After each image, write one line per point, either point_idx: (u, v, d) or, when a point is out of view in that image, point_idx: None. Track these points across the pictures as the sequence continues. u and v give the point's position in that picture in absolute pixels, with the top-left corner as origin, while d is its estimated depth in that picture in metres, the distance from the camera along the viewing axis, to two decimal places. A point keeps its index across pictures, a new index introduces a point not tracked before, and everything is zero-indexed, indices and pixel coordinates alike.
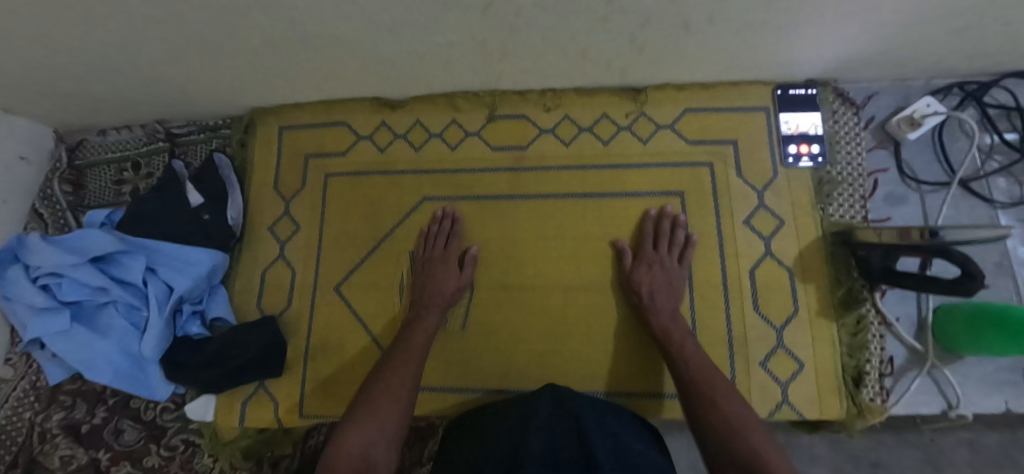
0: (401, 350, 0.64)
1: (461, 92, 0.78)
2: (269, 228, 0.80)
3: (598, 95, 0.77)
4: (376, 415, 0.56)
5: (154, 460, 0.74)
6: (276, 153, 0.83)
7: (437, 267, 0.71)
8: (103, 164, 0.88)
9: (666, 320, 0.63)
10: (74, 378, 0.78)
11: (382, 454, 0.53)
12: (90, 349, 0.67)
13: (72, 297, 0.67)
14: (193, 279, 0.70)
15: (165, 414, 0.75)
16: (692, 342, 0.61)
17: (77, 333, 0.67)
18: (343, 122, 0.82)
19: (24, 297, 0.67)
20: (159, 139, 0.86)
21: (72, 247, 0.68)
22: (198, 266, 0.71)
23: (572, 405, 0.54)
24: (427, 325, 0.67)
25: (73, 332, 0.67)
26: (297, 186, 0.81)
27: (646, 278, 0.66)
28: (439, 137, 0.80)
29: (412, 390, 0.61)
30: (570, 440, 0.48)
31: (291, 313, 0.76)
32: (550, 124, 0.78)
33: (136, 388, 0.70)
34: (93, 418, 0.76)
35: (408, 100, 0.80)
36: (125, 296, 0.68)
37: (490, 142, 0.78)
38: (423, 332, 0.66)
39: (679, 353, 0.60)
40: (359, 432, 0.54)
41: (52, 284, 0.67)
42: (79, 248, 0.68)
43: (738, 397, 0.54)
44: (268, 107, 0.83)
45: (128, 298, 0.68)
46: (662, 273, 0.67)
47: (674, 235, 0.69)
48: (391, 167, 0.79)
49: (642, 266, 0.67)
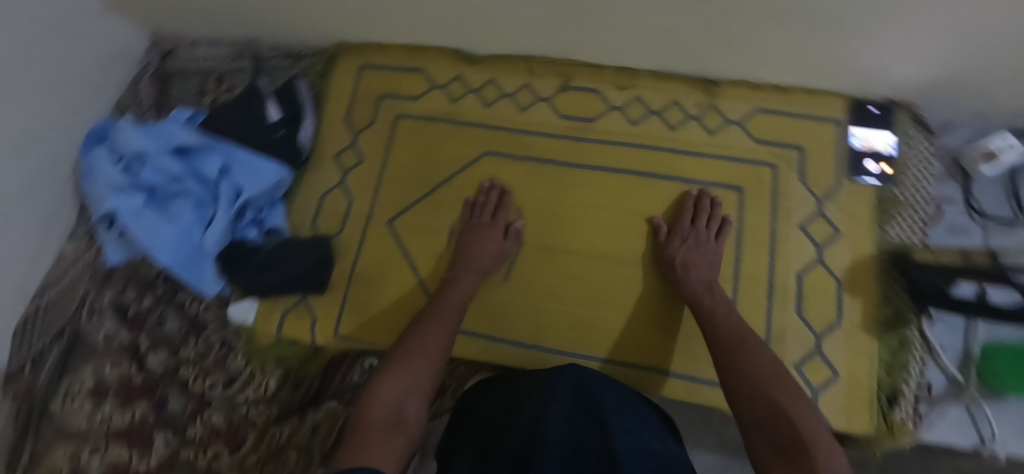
0: (433, 309, 0.62)
1: (539, 58, 0.81)
2: (333, 156, 0.83)
3: (672, 81, 0.78)
4: (410, 370, 0.53)
5: (191, 351, 0.77)
6: (352, 88, 0.86)
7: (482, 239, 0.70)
8: (189, 74, 0.93)
9: (698, 286, 0.63)
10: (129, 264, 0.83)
11: (413, 410, 0.50)
12: (156, 233, 0.71)
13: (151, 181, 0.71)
14: (261, 186, 0.74)
15: (208, 312, 0.78)
16: (722, 304, 0.61)
17: (147, 215, 0.71)
18: (420, 69, 0.85)
19: (106, 175, 0.72)
20: (245, 58, 0.91)
21: (160, 137, 0.72)
22: (267, 176, 0.75)
23: (594, 392, 0.48)
24: (463, 288, 0.66)
25: (144, 214, 0.71)
26: (366, 121, 0.84)
27: (680, 251, 0.66)
28: (510, 97, 0.81)
29: (444, 351, 0.58)
30: (592, 429, 0.41)
31: (343, 237, 0.78)
32: (620, 101, 0.79)
33: (191, 277, 0.74)
34: (140, 304, 0.80)
35: (487, 57, 0.82)
36: (196, 190, 0.73)
37: (558, 110, 0.80)
38: (459, 297, 0.65)
39: (713, 321, 0.59)
40: (393, 384, 0.51)
41: (136, 167, 0.72)
42: (167, 139, 0.72)
43: (765, 352, 0.54)
44: (352, 44, 0.87)
45: (201, 193, 0.73)
46: (698, 249, 0.66)
47: (712, 212, 0.70)
48: (458, 117, 0.81)
49: (676, 240, 0.68)
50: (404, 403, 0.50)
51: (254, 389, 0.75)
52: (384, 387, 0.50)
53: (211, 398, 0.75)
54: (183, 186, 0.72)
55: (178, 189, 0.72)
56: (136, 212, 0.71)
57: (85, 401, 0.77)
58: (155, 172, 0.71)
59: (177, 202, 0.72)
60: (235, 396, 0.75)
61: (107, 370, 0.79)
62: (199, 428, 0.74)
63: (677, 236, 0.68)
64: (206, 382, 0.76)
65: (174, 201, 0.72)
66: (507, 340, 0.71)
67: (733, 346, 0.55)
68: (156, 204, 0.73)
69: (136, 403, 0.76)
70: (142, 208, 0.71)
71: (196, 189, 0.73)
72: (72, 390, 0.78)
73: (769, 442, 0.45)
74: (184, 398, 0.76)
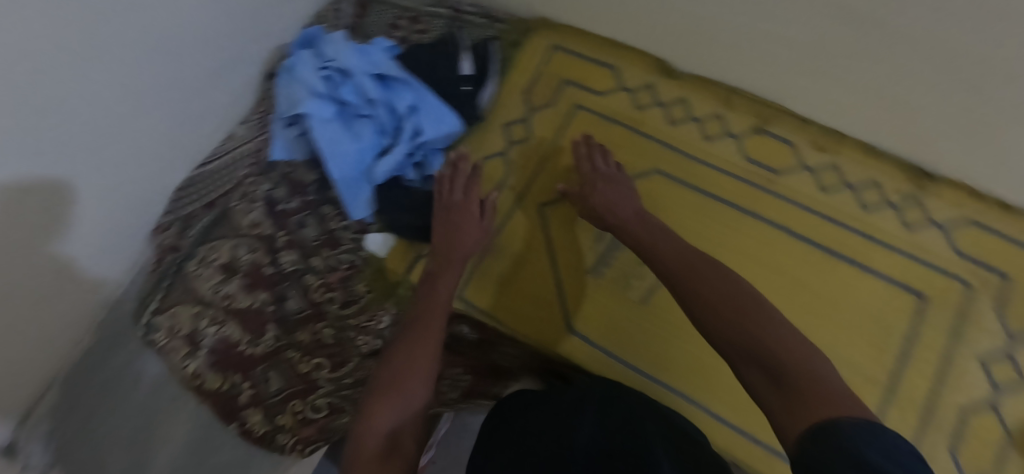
0: (418, 325, 0.60)
1: (743, 92, 0.76)
2: (502, 125, 0.83)
3: (880, 160, 0.72)
4: (407, 390, 0.53)
5: (320, 262, 0.81)
6: (539, 64, 0.86)
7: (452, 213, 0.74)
8: (388, 6, 0.96)
9: (630, 222, 0.63)
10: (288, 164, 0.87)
11: (407, 438, 0.50)
12: (336, 145, 0.74)
13: (347, 97, 0.74)
14: (439, 132, 0.76)
15: (346, 231, 0.81)
16: (644, 226, 0.61)
17: (333, 127, 0.74)
18: (612, 66, 0.83)
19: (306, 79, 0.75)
20: (444, 6, 0.92)
21: (367, 60, 0.76)
22: (446, 124, 0.77)
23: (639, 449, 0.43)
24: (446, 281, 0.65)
25: (330, 125, 0.74)
26: (544, 101, 0.84)
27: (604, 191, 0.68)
28: (698, 122, 0.78)
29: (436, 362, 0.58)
30: None
31: (492, 204, 0.79)
32: (815, 163, 0.74)
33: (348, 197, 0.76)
34: (289, 202, 0.85)
35: (687, 75, 0.79)
36: (382, 118, 0.75)
37: (745, 151, 0.76)
38: (445, 295, 0.65)
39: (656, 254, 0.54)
40: (389, 406, 0.51)
41: (336, 79, 0.75)
42: (372, 63, 0.76)
43: (729, 280, 0.46)
44: (553, 22, 0.86)
45: (386, 121, 0.75)
46: (618, 189, 0.68)
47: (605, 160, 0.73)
48: (638, 125, 0.79)
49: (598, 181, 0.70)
50: (395, 435, 0.50)
51: (366, 318, 0.77)
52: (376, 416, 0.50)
53: (327, 312, 0.78)
54: (372, 110, 0.75)
55: (367, 112, 0.75)
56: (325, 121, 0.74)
57: (217, 272, 0.82)
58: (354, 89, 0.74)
59: (362, 123, 0.75)
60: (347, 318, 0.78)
61: (243, 252, 0.83)
62: (308, 334, 0.77)
63: (602, 176, 0.70)
64: (326, 295, 0.79)
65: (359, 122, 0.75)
66: (625, 360, 0.70)
67: (707, 273, 0.48)
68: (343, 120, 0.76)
69: (260, 291, 0.80)
70: (330, 119, 0.75)
71: (382, 116, 0.75)
72: (208, 258, 0.84)
73: (761, 371, 0.36)
74: (302, 302, 0.79)
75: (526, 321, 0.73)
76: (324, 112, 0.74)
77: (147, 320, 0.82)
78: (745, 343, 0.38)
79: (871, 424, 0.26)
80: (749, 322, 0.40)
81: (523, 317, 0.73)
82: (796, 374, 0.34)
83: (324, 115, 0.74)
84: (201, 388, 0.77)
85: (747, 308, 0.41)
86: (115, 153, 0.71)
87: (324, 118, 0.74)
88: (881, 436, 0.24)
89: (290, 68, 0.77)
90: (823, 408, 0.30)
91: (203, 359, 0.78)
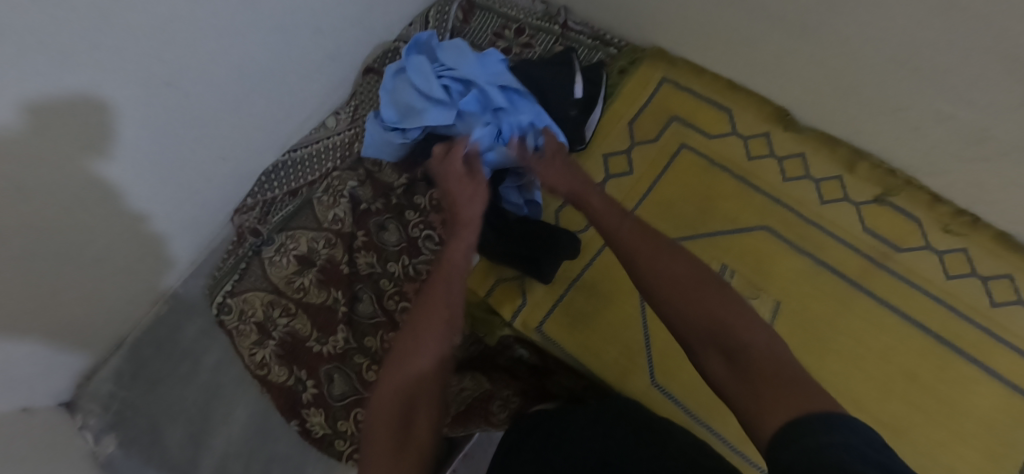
0: (422, 310, 0.46)
1: (871, 158, 0.71)
2: (602, 154, 0.80)
3: (1019, 254, 0.66)
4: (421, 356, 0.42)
5: (397, 269, 0.79)
6: (647, 96, 0.82)
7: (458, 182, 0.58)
8: (493, 13, 0.93)
9: (590, 191, 0.57)
10: (376, 163, 0.86)
11: (424, 423, 0.40)
12: None
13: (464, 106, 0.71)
14: None
15: (427, 242, 0.80)
16: (588, 191, 0.57)
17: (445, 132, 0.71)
18: (727, 109, 0.79)
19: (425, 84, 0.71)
20: (553, 23, 0.90)
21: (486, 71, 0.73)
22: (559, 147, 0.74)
23: None
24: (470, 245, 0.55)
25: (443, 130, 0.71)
26: (649, 136, 0.80)
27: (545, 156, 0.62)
28: (815, 182, 0.73)
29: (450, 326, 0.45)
30: None
31: (584, 236, 0.76)
32: (943, 246, 0.68)
33: None
34: (372, 203, 0.83)
35: (809, 130, 0.75)
36: (497, 130, 0.71)
37: (866, 222, 0.70)
38: (463, 259, 0.53)
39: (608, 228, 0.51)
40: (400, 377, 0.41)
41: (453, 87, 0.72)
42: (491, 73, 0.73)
43: (681, 254, 0.46)
44: (669, 54, 0.82)
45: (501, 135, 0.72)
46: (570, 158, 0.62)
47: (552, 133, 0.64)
48: (749, 176, 0.75)
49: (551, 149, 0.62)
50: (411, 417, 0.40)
51: None
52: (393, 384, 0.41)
53: (398, 322, 0.76)
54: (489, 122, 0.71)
55: (482, 122, 0.71)
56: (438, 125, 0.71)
57: (292, 264, 0.82)
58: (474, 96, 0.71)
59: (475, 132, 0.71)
60: None
61: (320, 247, 0.83)
62: (377, 342, 0.76)
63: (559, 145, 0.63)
64: (399, 303, 0.77)
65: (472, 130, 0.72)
66: (711, 427, 0.65)
67: (634, 246, 0.48)
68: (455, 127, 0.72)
69: (334, 289, 0.79)
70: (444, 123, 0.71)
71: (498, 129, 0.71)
72: (285, 247, 0.83)
73: (724, 358, 0.38)
74: (376, 306, 0.78)
75: (608, 367, 0.69)
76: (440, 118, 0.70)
77: (221, 300, 0.82)
78: (711, 330, 0.40)
79: (838, 420, 0.29)
80: (709, 308, 0.41)
81: (605, 362, 0.69)
82: (769, 372, 0.36)
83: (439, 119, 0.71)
84: (265, 378, 0.77)
85: (692, 288, 0.42)
86: (218, 126, 0.72)
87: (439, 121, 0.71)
88: (868, 439, 0.27)
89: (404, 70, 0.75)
90: (793, 407, 0.32)
91: (271, 349, 0.78)
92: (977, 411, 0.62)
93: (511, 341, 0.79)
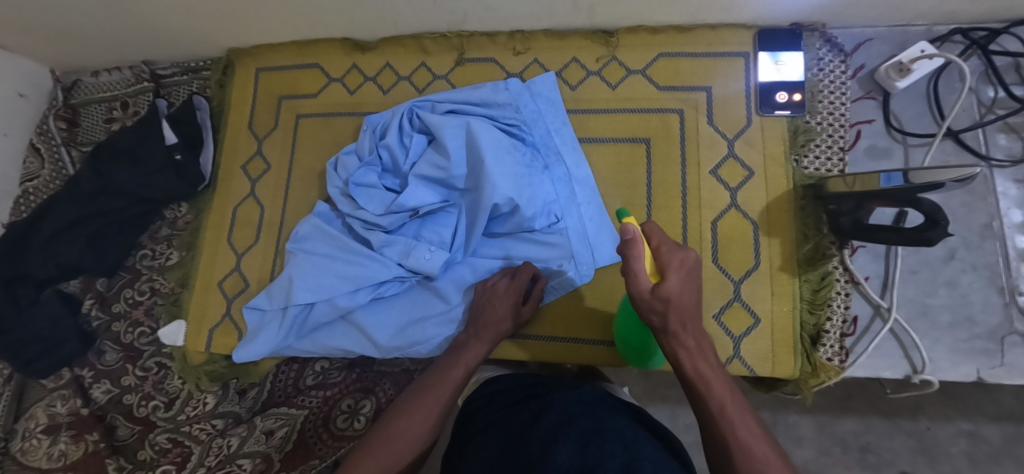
0: (382, 432, 0.52)
1: (430, 34, 0.77)
2: (241, 166, 0.83)
3: (569, 37, 0.74)
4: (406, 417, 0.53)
5: (130, 379, 0.80)
6: (252, 92, 0.84)
7: (496, 302, 0.62)
8: (95, 103, 0.92)
9: (693, 350, 0.45)
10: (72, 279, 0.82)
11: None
12: (415, 200, 0.67)
13: (414, 203, 0.66)
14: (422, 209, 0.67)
15: (143, 338, 0.81)
16: (704, 364, 0.45)
17: (346, 266, 0.68)
18: (315, 65, 0.82)
19: (380, 196, 0.69)
20: (145, 80, 0.90)
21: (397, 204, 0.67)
22: (414, 202, 0.67)
23: (611, 426, 0.47)
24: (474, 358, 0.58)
25: (371, 262, 0.68)
26: (270, 126, 0.83)
27: (677, 292, 0.44)
28: (407, 80, 0.79)
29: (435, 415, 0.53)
30: (605, 457, 0.42)
31: (258, 246, 0.79)
32: (518, 68, 0.76)
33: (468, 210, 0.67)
34: (88, 324, 0.82)
35: (379, 41, 0.80)
36: (401, 216, 0.68)
37: (457, 86, 0.77)
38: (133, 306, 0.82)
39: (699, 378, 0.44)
40: (404, 418, 0.53)
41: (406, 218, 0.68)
42: (403, 205, 0.66)
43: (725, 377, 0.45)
44: (245, 48, 0.84)
45: (428, 196, 0.67)
46: (685, 274, 0.44)
47: None
48: (360, 109, 0.80)
49: (678, 283, 0.44)
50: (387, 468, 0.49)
51: (194, 407, 0.78)
52: (397, 427, 0.52)
53: (153, 422, 0.78)
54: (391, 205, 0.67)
55: (409, 197, 0.66)
56: (318, 230, 0.72)
57: (43, 438, 0.78)
58: (433, 225, 0.69)
59: (372, 195, 0.69)
60: (176, 416, 0.78)
61: (59, 406, 0.79)
62: (147, 451, 0.76)
63: (656, 293, 0.43)
64: (149, 405, 0.79)
65: (429, 259, 0.65)
66: None
67: (688, 348, 0.45)
68: (357, 232, 0.71)
69: (89, 434, 0.77)
70: (356, 224, 0.70)
71: (546, 238, 0.66)
72: (28, 429, 0.79)
73: (716, 450, 0.42)
74: (130, 425, 0.78)
75: None
76: (414, 199, 0.66)
77: None
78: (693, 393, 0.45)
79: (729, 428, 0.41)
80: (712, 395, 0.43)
81: None
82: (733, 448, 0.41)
83: (405, 154, 0.70)
84: None
85: (705, 387, 0.44)
86: None
87: (394, 244, 0.68)
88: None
89: (408, 212, 0.68)
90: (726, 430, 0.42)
91: None
92: (627, 175, 0.71)
93: (298, 361, 0.80)
